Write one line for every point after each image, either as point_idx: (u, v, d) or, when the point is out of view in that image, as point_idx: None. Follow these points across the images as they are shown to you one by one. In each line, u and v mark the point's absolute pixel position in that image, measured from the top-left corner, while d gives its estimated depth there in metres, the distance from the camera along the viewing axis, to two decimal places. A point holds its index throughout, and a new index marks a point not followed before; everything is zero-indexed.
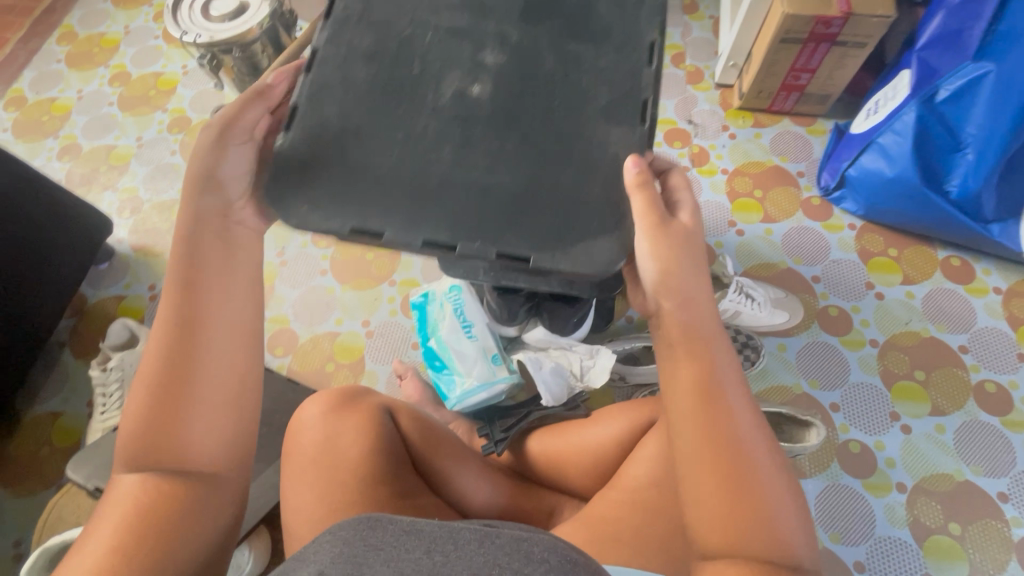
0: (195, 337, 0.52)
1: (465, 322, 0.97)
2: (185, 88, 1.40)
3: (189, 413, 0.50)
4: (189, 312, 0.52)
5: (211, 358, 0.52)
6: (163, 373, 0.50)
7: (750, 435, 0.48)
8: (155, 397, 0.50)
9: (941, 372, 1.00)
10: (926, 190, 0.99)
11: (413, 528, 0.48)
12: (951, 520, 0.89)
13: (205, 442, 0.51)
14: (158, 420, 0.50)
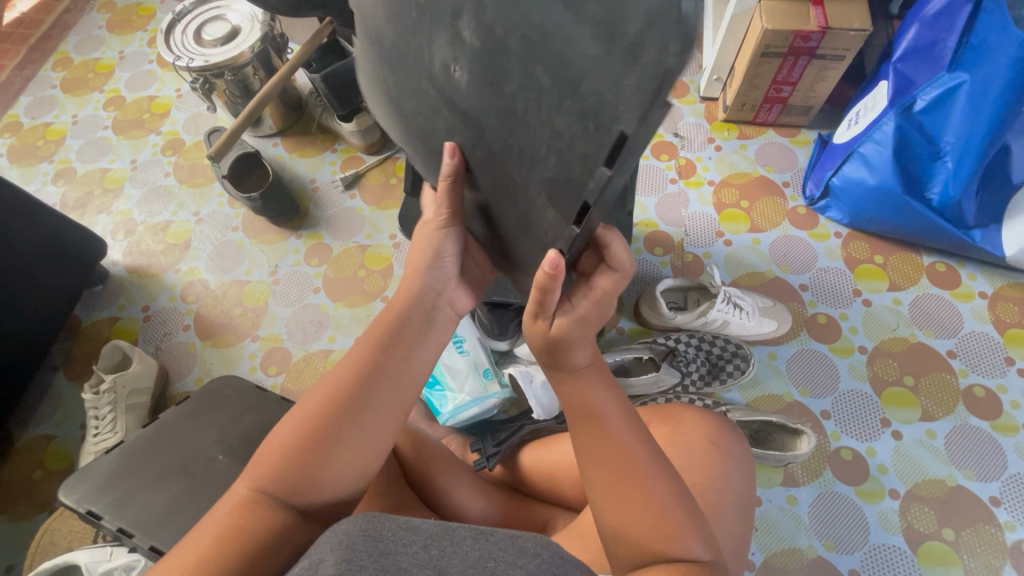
0: (357, 401, 0.57)
1: (456, 337, 0.98)
2: (178, 110, 1.42)
3: (328, 464, 0.55)
4: (360, 379, 0.58)
5: (360, 427, 0.57)
6: (322, 419, 0.56)
7: (630, 446, 0.56)
8: (310, 435, 0.55)
9: (930, 376, 1.00)
10: (908, 198, 1.01)
11: (408, 527, 0.50)
12: (945, 526, 0.90)
13: (322, 495, 0.54)
14: (305, 456, 0.54)
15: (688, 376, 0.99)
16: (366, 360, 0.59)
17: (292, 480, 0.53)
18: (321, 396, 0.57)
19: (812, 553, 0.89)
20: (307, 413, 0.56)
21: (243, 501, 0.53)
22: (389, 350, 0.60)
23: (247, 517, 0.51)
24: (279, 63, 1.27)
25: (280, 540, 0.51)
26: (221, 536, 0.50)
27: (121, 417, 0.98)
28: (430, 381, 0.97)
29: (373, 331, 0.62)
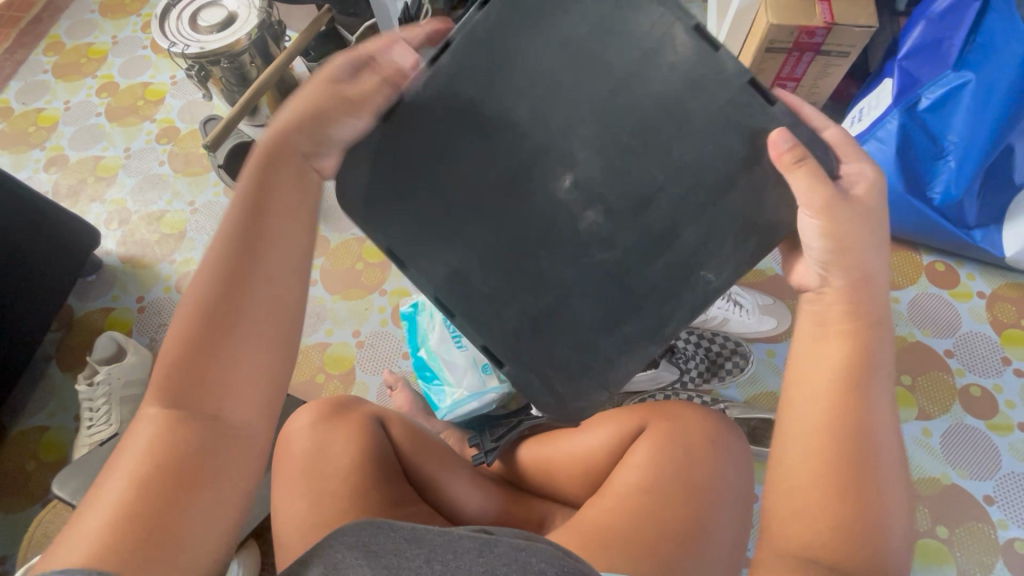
0: (239, 286, 0.52)
1: (453, 332, 0.97)
2: (173, 98, 1.40)
3: (223, 361, 0.49)
4: (235, 264, 0.52)
5: (253, 313, 0.51)
6: (205, 319, 0.50)
7: (883, 492, 0.50)
8: (196, 338, 0.50)
9: (927, 375, 1.01)
10: (908, 196, 1.01)
11: (413, 536, 0.59)
12: (938, 523, 0.90)
13: (236, 397, 0.50)
14: (194, 362, 0.49)
15: (687, 372, 1.00)
16: (241, 242, 0.53)
17: (191, 389, 0.49)
18: (202, 290, 0.51)
19: None
20: (188, 317, 0.51)
21: (154, 425, 0.48)
22: (266, 229, 0.54)
23: (168, 440, 0.47)
24: (277, 51, 1.25)
25: (217, 455, 0.48)
26: (145, 465, 0.46)
27: (115, 409, 0.96)
28: (428, 374, 0.97)
29: (239, 211, 0.55)
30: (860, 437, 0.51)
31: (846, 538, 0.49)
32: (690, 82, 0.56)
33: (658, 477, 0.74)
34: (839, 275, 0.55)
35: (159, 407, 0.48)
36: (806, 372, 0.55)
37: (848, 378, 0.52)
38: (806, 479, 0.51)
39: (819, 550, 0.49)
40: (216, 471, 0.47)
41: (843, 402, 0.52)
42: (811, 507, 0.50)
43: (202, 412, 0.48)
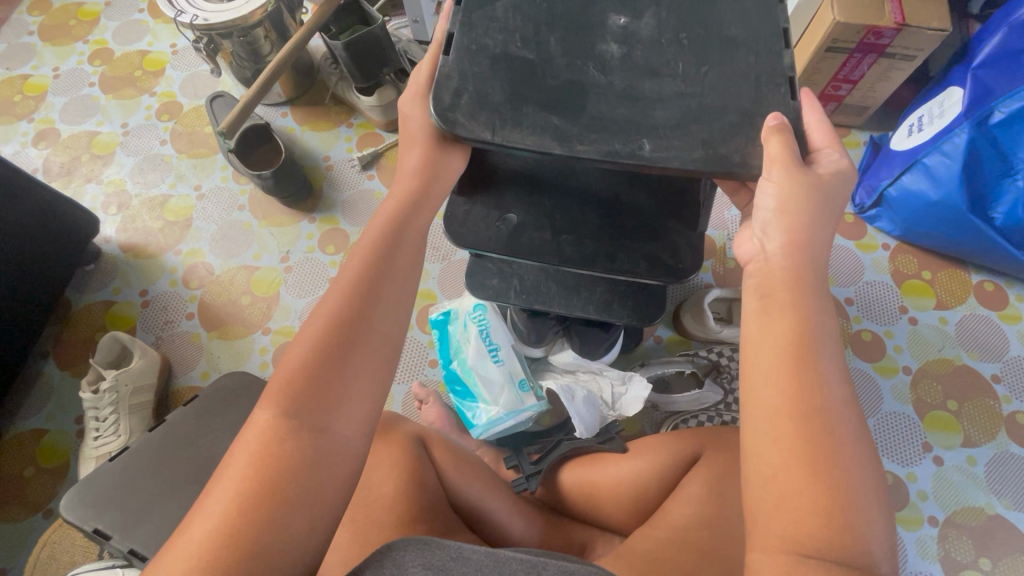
0: (370, 296, 0.47)
1: (491, 345, 0.91)
2: (175, 69, 1.28)
3: (346, 370, 0.44)
4: (373, 274, 0.48)
5: (377, 326, 0.47)
6: (335, 323, 0.45)
7: (854, 470, 0.39)
8: (324, 342, 0.44)
9: (973, 401, 0.98)
10: (970, 215, 0.96)
11: (460, 557, 0.55)
12: (982, 554, 0.89)
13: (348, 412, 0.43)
14: (314, 367, 0.43)
15: (732, 393, 0.93)
16: (383, 252, 0.50)
17: (307, 396, 0.43)
18: (338, 294, 0.47)
19: None
20: (321, 320, 0.46)
21: (264, 431, 0.41)
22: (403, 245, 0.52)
23: (276, 453, 0.41)
24: (293, 24, 1.15)
25: (316, 474, 0.41)
26: (250, 477, 0.40)
27: (124, 418, 0.91)
28: (461, 389, 0.91)
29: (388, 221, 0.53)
30: (814, 400, 0.40)
31: (817, 523, 0.38)
32: (750, 71, 0.52)
33: (717, 513, 0.70)
34: (777, 235, 0.46)
35: (271, 412, 0.42)
36: (752, 336, 0.44)
37: (793, 331, 0.42)
38: (776, 458, 0.39)
39: (796, 546, 0.38)
40: (310, 492, 0.40)
41: (794, 365, 0.41)
42: (783, 488, 0.39)
43: (310, 423, 0.42)
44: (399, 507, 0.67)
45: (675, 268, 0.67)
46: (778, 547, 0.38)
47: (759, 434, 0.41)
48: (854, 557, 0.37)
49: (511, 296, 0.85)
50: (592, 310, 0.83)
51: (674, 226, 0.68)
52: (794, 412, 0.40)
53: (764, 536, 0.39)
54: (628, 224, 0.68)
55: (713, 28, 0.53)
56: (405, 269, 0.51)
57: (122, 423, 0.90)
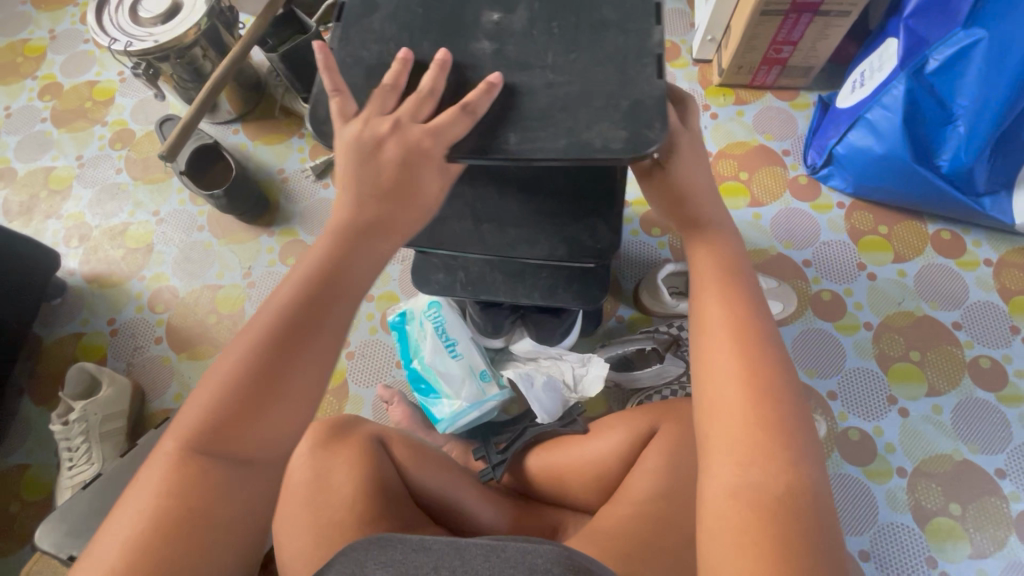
0: (301, 327, 0.44)
1: (449, 340, 0.92)
2: (124, 97, 1.29)
3: (270, 407, 0.42)
4: (305, 302, 0.45)
5: (313, 357, 0.44)
6: (257, 359, 0.43)
7: (802, 457, 0.40)
8: (246, 376, 0.42)
9: (936, 350, 0.99)
10: (915, 165, 0.96)
11: (419, 547, 0.55)
12: (951, 501, 0.90)
13: (264, 447, 0.43)
14: (233, 405, 0.42)
15: None
16: (319, 277, 0.46)
17: (221, 429, 0.42)
18: (263, 326, 0.44)
19: None
20: (240, 352, 0.43)
21: (173, 463, 0.41)
22: (343, 262, 0.48)
23: (193, 484, 0.40)
24: (230, 40, 1.14)
25: (226, 500, 0.41)
26: (164, 507, 0.39)
27: (96, 446, 0.92)
28: (426, 387, 0.92)
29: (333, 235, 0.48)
30: (766, 392, 0.42)
31: (770, 457, 0.40)
32: (644, 48, 0.52)
33: (675, 483, 0.71)
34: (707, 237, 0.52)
35: (182, 443, 0.41)
36: (702, 306, 0.48)
37: (729, 299, 0.48)
38: (734, 400, 0.42)
39: (757, 483, 0.39)
40: (226, 522, 0.41)
41: (740, 324, 0.45)
42: (742, 478, 0.40)
43: (230, 457, 0.42)
44: (360, 506, 0.67)
45: (593, 249, 0.68)
46: (739, 486, 0.40)
47: (710, 383, 0.44)
48: (802, 490, 0.39)
49: (458, 290, 0.86)
50: (536, 297, 0.83)
51: (593, 206, 0.68)
52: (744, 360, 0.43)
53: (721, 476, 0.40)
54: (549, 207, 0.69)
55: (598, 13, 0.54)
56: (339, 289, 0.47)
57: (95, 451, 0.92)
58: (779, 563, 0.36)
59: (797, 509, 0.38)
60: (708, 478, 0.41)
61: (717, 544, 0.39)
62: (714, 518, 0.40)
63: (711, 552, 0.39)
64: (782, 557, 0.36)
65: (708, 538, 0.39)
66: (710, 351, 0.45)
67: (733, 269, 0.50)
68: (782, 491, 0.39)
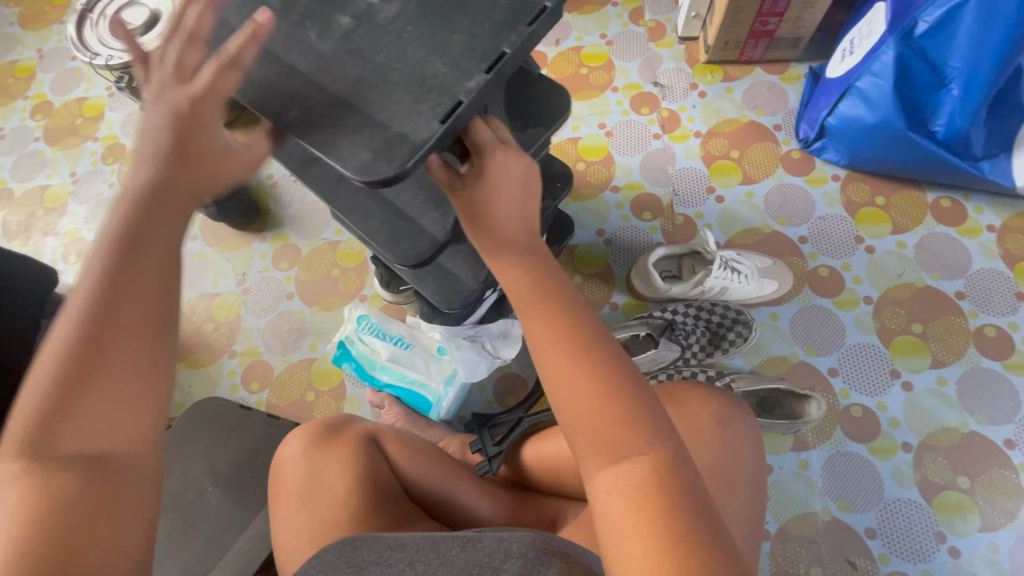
0: (119, 287, 0.38)
1: (393, 335, 0.95)
2: (113, 111, 1.30)
3: (109, 379, 0.36)
4: (115, 268, 0.38)
5: (144, 308, 0.38)
6: (81, 335, 0.36)
7: (662, 436, 0.46)
8: (70, 357, 0.36)
9: (939, 322, 0.96)
10: (909, 132, 0.94)
11: (395, 544, 0.57)
12: (959, 474, 0.88)
13: (114, 430, 0.36)
14: (60, 396, 0.35)
15: (689, 348, 0.94)
16: (130, 240, 0.40)
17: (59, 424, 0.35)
18: (87, 290, 0.38)
19: (827, 516, 0.88)
20: (63, 336, 0.37)
21: (14, 482, 0.34)
22: (160, 223, 0.41)
23: (52, 495, 0.34)
24: None
25: (106, 501, 0.35)
26: (20, 526, 0.32)
27: None
28: (402, 392, 0.94)
29: (130, 203, 0.41)
30: (615, 390, 0.46)
31: (634, 442, 0.45)
32: None
33: None
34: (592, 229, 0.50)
35: (16, 459, 0.34)
36: (529, 327, 0.49)
37: (533, 295, 0.50)
38: (586, 407, 0.46)
39: (632, 473, 0.44)
40: (116, 520, 0.35)
41: (555, 321, 0.49)
42: (624, 483, 0.44)
43: (71, 455, 0.35)
44: (352, 505, 0.68)
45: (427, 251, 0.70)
46: (619, 478, 0.44)
47: (563, 393, 0.47)
48: (667, 464, 0.44)
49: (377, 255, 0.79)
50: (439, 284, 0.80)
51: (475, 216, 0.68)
52: (580, 355, 0.47)
53: (607, 477, 0.45)
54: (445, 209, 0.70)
55: None
56: (160, 246, 0.41)
57: None
58: (667, 535, 0.41)
59: (669, 482, 0.43)
60: (594, 483, 0.45)
61: (619, 538, 0.43)
62: (610, 516, 0.44)
63: (617, 547, 0.42)
64: (664, 529, 0.42)
65: (609, 535, 0.43)
66: (565, 364, 0.47)
67: (542, 255, 0.53)
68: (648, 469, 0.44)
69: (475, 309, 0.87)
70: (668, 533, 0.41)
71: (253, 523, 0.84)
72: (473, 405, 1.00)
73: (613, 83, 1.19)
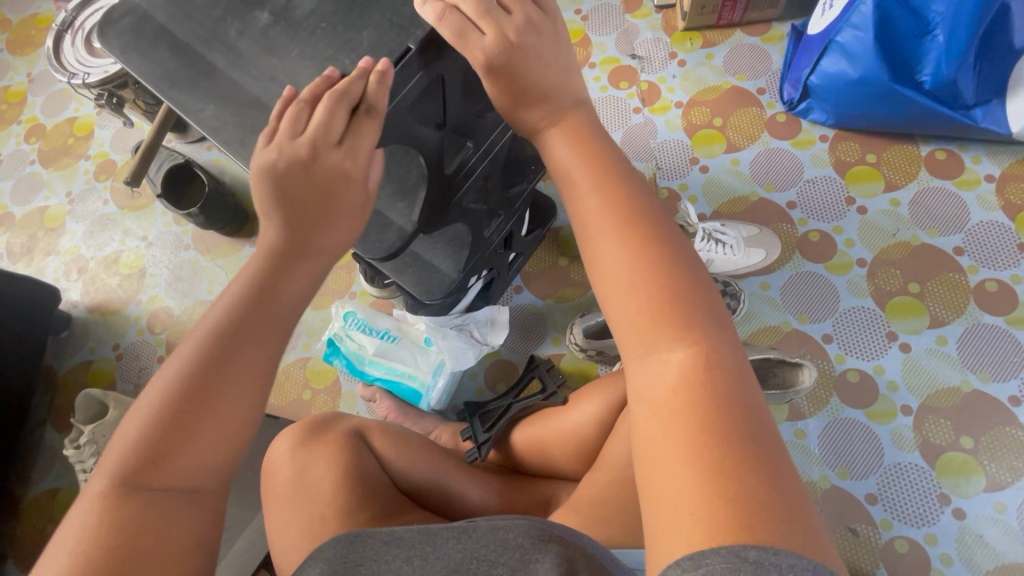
0: (217, 372, 0.44)
1: (379, 331, 0.95)
2: (102, 129, 1.32)
3: (200, 432, 0.42)
4: (246, 311, 0.47)
5: (247, 365, 0.45)
6: (187, 378, 0.43)
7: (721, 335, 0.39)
8: (171, 403, 0.42)
9: (938, 279, 0.93)
10: (895, 85, 0.90)
11: (390, 539, 0.56)
12: (963, 435, 0.85)
13: (195, 474, 0.42)
14: (159, 436, 0.41)
15: None
16: (253, 302, 0.48)
17: (154, 460, 0.41)
18: (203, 333, 0.45)
19: (826, 484, 0.86)
20: (171, 375, 0.44)
21: (103, 502, 0.40)
22: (286, 283, 0.50)
23: (121, 519, 0.39)
24: None
25: (159, 531, 0.40)
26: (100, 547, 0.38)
27: None
28: (391, 386, 0.96)
29: (254, 276, 0.50)
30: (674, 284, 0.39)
31: (683, 327, 0.38)
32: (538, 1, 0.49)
33: None
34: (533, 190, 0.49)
35: (109, 482, 0.40)
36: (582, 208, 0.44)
37: (609, 202, 0.43)
38: (637, 295, 0.39)
39: (677, 381, 0.37)
40: (173, 543, 0.40)
41: (627, 234, 0.41)
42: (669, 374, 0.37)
43: (163, 488, 0.41)
44: (337, 500, 0.69)
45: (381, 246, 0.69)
46: (663, 367, 0.38)
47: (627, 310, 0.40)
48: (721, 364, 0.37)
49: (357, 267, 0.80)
50: (417, 280, 0.80)
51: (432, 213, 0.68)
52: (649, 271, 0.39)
53: (654, 406, 0.37)
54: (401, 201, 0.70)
55: None
56: (279, 313, 0.49)
57: None
58: (714, 469, 0.32)
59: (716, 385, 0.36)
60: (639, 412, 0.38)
61: (660, 474, 0.34)
62: (652, 448, 0.36)
63: (647, 444, 0.36)
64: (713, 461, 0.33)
65: (650, 471, 0.35)
66: (608, 242, 0.42)
67: (601, 159, 0.45)
68: (709, 396, 0.35)
69: (460, 299, 0.87)
70: (717, 468, 0.32)
71: (254, 521, 0.86)
72: (465, 393, 1.00)
73: (590, 60, 1.17)
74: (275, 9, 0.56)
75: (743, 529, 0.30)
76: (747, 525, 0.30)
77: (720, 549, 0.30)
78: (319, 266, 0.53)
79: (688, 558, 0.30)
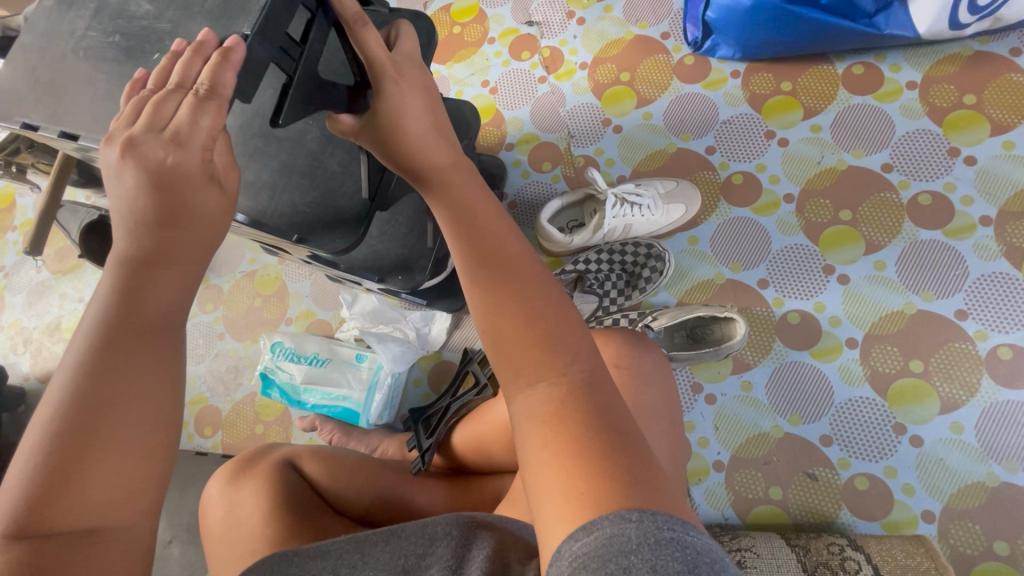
0: (99, 407, 0.37)
1: (308, 356, 0.95)
2: (23, 197, 1.31)
3: (100, 454, 0.36)
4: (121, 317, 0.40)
5: (145, 388, 0.38)
6: (69, 409, 0.36)
7: (576, 361, 0.42)
8: (55, 439, 0.35)
9: (869, 202, 0.89)
10: (789, 6, 0.85)
11: (317, 552, 0.53)
12: (912, 359, 0.82)
13: (110, 499, 0.36)
14: (45, 479, 0.35)
15: (607, 296, 0.91)
16: (128, 319, 0.40)
17: (42, 498, 0.34)
18: (76, 357, 0.38)
19: (780, 433, 0.84)
20: (46, 410, 0.37)
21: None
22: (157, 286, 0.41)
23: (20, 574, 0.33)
24: None
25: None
26: None
27: None
28: (328, 410, 0.94)
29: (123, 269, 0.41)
30: (547, 321, 0.44)
31: (554, 362, 0.42)
32: None
33: None
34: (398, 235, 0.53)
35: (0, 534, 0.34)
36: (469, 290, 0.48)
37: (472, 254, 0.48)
38: (513, 333, 0.44)
39: (552, 406, 0.40)
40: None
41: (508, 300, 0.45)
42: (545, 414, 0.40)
43: (67, 530, 0.35)
44: (264, 528, 0.68)
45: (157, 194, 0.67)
46: (538, 396, 0.41)
47: (514, 359, 0.44)
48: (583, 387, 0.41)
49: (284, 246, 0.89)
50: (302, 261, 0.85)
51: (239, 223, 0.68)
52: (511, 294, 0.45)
53: (540, 446, 0.39)
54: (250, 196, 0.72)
55: None
56: (153, 319, 0.41)
57: None
58: (582, 462, 0.37)
59: (580, 408, 0.40)
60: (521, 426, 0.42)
61: (541, 471, 0.38)
62: (539, 468, 0.38)
63: (537, 481, 0.38)
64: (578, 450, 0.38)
65: (536, 488, 0.38)
66: (502, 298, 0.45)
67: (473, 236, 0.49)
68: (571, 394, 0.41)
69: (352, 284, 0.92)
70: (583, 459, 0.37)
71: None
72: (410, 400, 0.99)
73: (488, 35, 1.11)
74: (66, 53, 0.53)
75: (606, 506, 0.34)
76: (610, 504, 0.34)
77: (593, 524, 0.33)
78: (200, 253, 0.44)
79: (568, 543, 0.34)
